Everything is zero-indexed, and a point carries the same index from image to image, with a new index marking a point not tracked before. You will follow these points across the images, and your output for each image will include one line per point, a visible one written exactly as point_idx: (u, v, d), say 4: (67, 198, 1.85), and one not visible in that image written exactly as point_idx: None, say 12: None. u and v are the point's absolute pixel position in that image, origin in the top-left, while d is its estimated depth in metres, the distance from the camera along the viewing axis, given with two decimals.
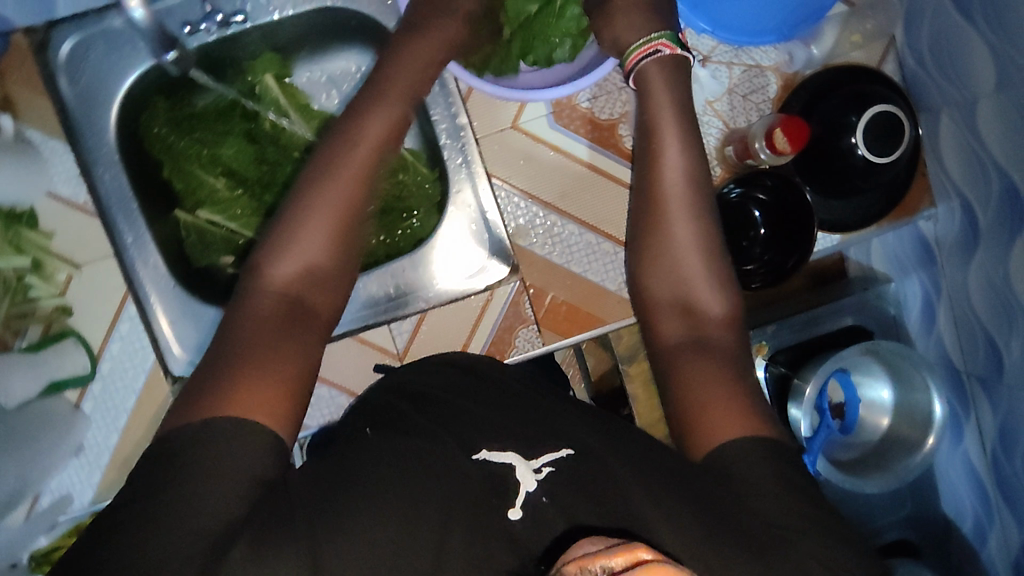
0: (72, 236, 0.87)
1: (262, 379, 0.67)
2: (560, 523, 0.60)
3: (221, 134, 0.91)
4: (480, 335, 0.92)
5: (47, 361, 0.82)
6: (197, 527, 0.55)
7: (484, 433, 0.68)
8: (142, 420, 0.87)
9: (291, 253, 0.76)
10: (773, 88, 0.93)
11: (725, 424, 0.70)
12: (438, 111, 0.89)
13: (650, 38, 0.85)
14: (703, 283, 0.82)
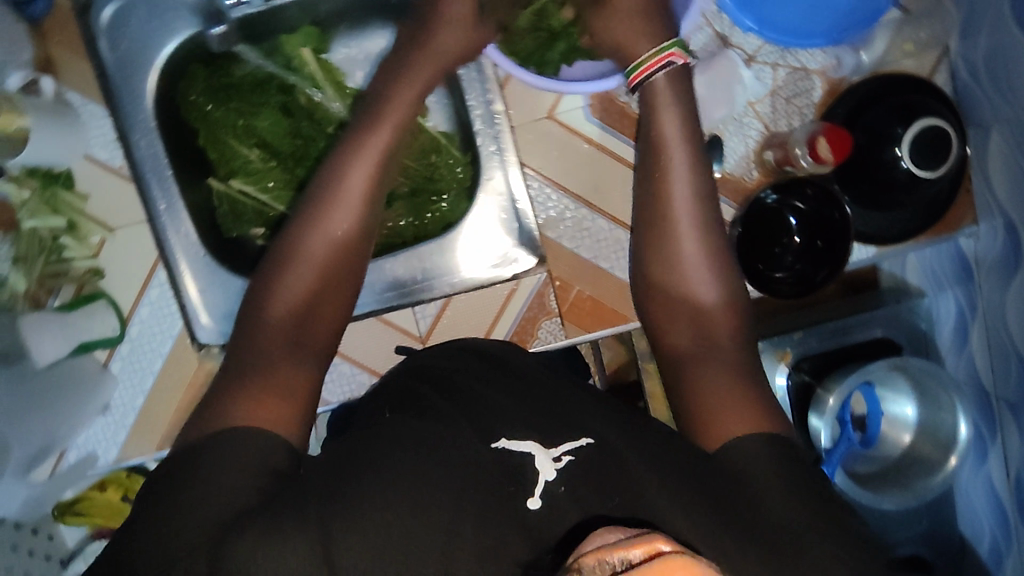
0: (106, 200, 0.88)
1: (271, 388, 0.69)
2: (574, 516, 0.57)
3: (257, 105, 0.91)
4: (504, 324, 0.92)
5: (75, 323, 0.82)
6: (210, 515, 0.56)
7: (504, 421, 0.67)
8: (168, 384, 0.89)
9: (288, 290, 0.74)
10: (818, 92, 0.90)
11: (738, 424, 0.69)
12: (473, 98, 0.90)
13: (661, 49, 0.80)
14: (714, 310, 0.78)
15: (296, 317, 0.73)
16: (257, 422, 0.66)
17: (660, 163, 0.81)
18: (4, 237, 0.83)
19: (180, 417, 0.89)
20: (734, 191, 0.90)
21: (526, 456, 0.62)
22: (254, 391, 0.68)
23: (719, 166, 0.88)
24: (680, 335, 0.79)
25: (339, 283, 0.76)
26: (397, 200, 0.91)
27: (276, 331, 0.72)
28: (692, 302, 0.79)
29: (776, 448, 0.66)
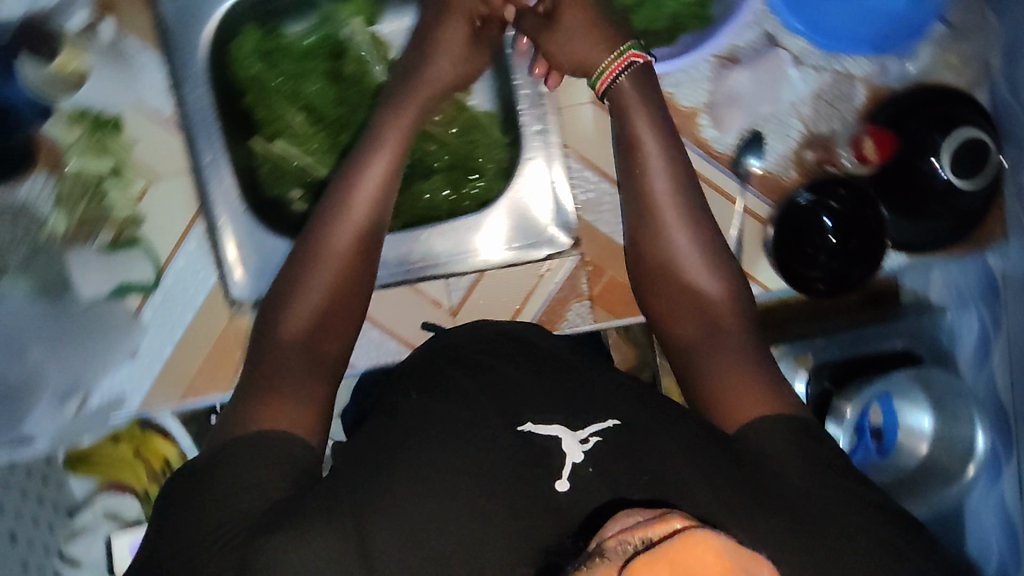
0: (153, 148, 0.88)
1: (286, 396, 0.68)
2: (605, 494, 0.57)
3: (303, 71, 0.91)
4: (534, 303, 0.94)
5: (120, 262, 0.87)
6: (237, 518, 0.57)
7: (533, 404, 0.66)
8: (200, 336, 0.90)
9: (295, 311, 0.72)
10: (860, 98, 0.91)
11: (754, 402, 0.67)
12: (519, 79, 0.92)
13: (620, 52, 0.81)
14: (718, 297, 0.75)
15: (305, 335, 0.72)
16: (274, 428, 0.65)
17: (643, 179, 0.79)
18: (50, 177, 0.85)
19: (209, 369, 0.90)
20: (773, 190, 0.91)
21: (553, 440, 0.61)
22: (265, 407, 0.67)
23: (757, 162, 0.90)
24: (685, 321, 0.76)
25: (342, 295, 0.74)
26: (436, 172, 0.93)
27: (283, 359, 0.70)
28: (695, 294, 0.76)
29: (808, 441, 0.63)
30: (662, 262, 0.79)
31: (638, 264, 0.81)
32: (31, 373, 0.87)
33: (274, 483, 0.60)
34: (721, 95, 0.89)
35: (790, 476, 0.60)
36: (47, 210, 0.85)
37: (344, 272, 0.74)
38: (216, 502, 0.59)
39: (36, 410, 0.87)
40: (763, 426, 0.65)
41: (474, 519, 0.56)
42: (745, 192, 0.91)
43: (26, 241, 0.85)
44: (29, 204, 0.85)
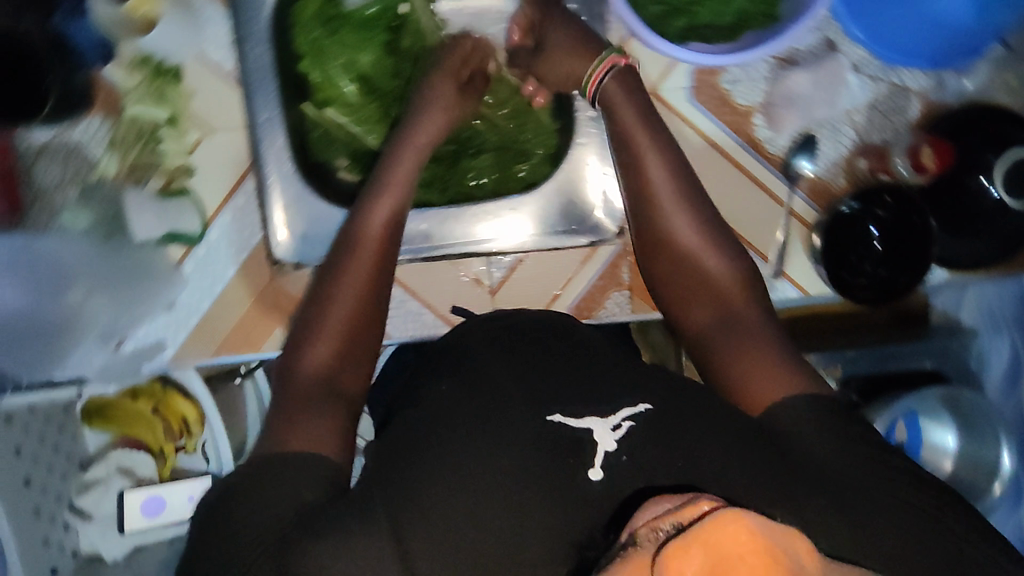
0: (210, 101, 0.89)
1: (311, 424, 0.67)
2: (636, 485, 0.56)
3: (360, 40, 0.90)
4: (573, 289, 0.95)
5: (168, 211, 0.86)
6: (270, 532, 0.57)
7: (573, 393, 0.64)
8: (240, 292, 0.90)
9: (316, 350, 0.72)
10: (914, 110, 0.91)
11: (777, 383, 0.66)
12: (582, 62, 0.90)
13: (603, 56, 0.83)
14: (723, 275, 0.75)
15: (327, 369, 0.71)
16: (298, 452, 0.64)
17: (650, 207, 0.79)
18: (106, 122, 0.85)
19: (245, 327, 0.90)
20: (820, 195, 0.92)
21: (584, 430, 0.60)
22: (290, 431, 0.66)
23: (808, 165, 0.91)
24: (699, 311, 0.75)
25: (362, 328, 0.74)
26: (485, 152, 0.95)
27: (305, 396, 0.69)
28: (704, 276, 0.75)
29: (861, 445, 0.61)
30: (673, 263, 0.77)
31: (651, 270, 0.80)
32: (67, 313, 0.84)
33: (305, 494, 0.61)
34: (776, 96, 0.90)
35: (834, 478, 0.58)
36: (100, 154, 0.86)
37: (362, 311, 0.74)
38: (240, 520, 0.59)
39: (70, 349, 0.86)
40: (799, 425, 0.63)
41: (507, 504, 0.56)
42: (793, 195, 0.92)
43: (75, 183, 0.85)
44: (82, 146, 0.85)
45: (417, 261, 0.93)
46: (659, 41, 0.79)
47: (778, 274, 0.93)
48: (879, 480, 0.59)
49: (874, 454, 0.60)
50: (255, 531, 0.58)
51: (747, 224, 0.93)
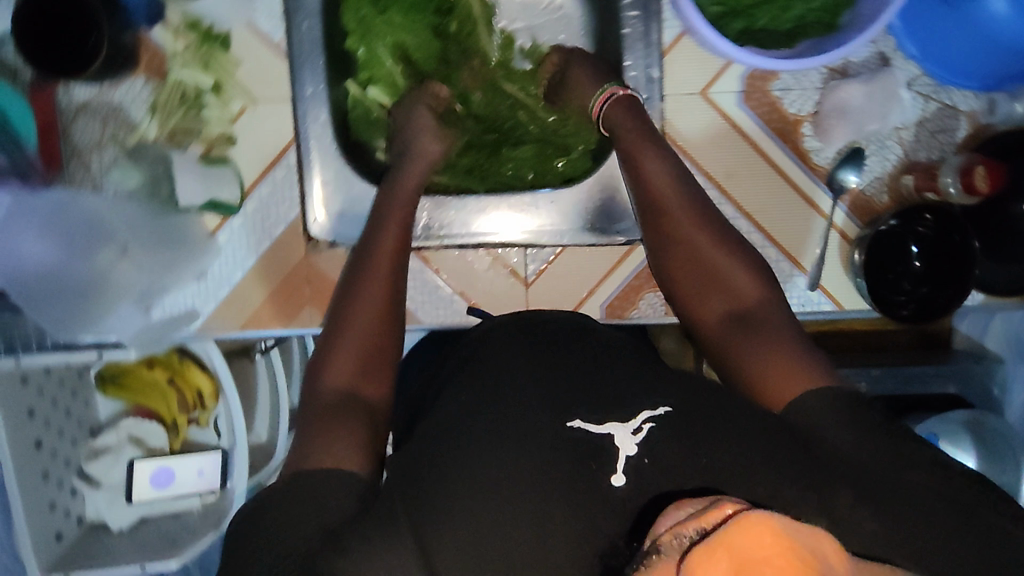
0: (256, 71, 0.87)
1: (335, 437, 0.66)
2: (661, 486, 0.56)
3: (411, 21, 0.91)
4: (607, 288, 0.94)
5: (209, 177, 0.84)
6: (300, 538, 0.58)
7: (614, 392, 0.64)
8: (273, 266, 0.89)
9: (340, 362, 0.73)
10: (961, 134, 0.90)
11: (793, 379, 0.67)
12: (631, 59, 0.89)
13: (605, 87, 0.86)
14: (735, 276, 0.75)
15: (352, 378, 0.72)
16: (328, 467, 0.64)
17: (659, 210, 0.80)
18: (149, 83, 0.84)
19: (274, 304, 0.89)
20: (862, 211, 0.91)
21: (604, 436, 0.60)
22: (319, 448, 0.66)
23: (854, 178, 0.90)
24: (713, 305, 0.75)
25: (382, 339, 0.75)
26: (525, 144, 0.95)
27: (328, 408, 0.69)
28: (717, 280, 0.75)
29: (901, 467, 0.60)
30: (684, 260, 0.78)
31: (663, 268, 0.80)
32: (96, 277, 0.81)
33: (336, 502, 0.61)
34: (829, 106, 0.88)
35: (879, 496, 0.57)
36: (141, 115, 0.84)
37: (384, 324, 0.75)
38: (278, 532, 0.59)
39: (99, 315, 0.83)
40: (832, 430, 0.62)
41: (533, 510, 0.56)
42: (836, 208, 0.91)
43: (113, 143, 0.84)
44: (123, 106, 0.84)
45: (454, 248, 0.93)
46: (717, 39, 0.78)
47: (816, 286, 0.92)
48: (925, 501, 0.57)
49: (922, 475, 0.58)
50: (286, 543, 0.58)
51: (785, 234, 0.92)
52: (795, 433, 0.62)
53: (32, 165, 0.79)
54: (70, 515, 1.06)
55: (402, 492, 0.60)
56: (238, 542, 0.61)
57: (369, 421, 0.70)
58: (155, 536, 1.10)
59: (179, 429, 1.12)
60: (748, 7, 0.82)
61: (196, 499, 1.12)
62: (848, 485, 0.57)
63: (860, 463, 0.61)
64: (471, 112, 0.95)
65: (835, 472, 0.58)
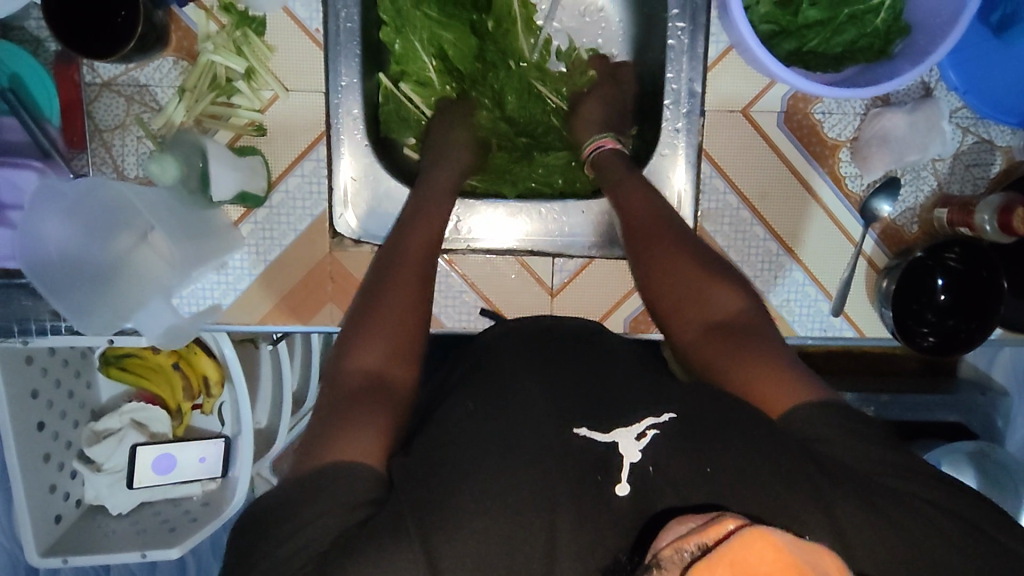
0: (292, 59, 0.83)
1: (364, 423, 0.62)
2: (666, 498, 0.56)
3: (448, 15, 0.90)
4: (632, 303, 0.92)
5: (243, 172, 0.81)
6: (312, 549, 0.55)
7: (642, 403, 0.64)
8: (300, 260, 0.86)
9: (353, 358, 0.68)
10: (996, 169, 0.90)
11: (781, 393, 0.65)
12: (673, 70, 0.87)
13: (595, 137, 0.89)
14: (718, 296, 0.73)
15: (364, 382, 0.66)
16: (345, 459, 0.59)
17: (641, 227, 0.79)
18: (179, 64, 0.81)
19: (297, 300, 0.87)
20: (891, 240, 0.91)
21: (610, 444, 0.60)
22: (337, 441, 0.61)
23: (887, 208, 0.89)
24: (693, 317, 0.73)
25: (398, 357, 0.69)
26: (554, 150, 0.96)
27: (348, 394, 0.65)
28: (703, 296, 0.73)
29: (935, 499, 0.58)
30: (663, 276, 0.76)
31: (644, 284, 0.78)
32: (119, 262, 0.76)
33: (359, 499, 0.57)
34: (869, 133, 0.87)
35: (909, 532, 0.56)
36: (168, 97, 0.81)
37: (401, 340, 0.69)
38: (288, 534, 0.56)
39: (124, 305, 0.78)
40: (836, 443, 0.61)
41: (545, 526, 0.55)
42: (866, 236, 0.90)
43: (138, 124, 0.81)
44: (149, 87, 0.81)
45: (480, 252, 0.91)
46: (769, 58, 0.75)
47: (839, 312, 0.92)
48: (954, 538, 0.56)
49: (960, 514, 0.58)
50: (296, 544, 0.55)
51: (816, 259, 0.91)
52: (824, 459, 0.60)
53: (54, 143, 0.78)
54: (70, 496, 1.04)
55: (411, 491, 0.56)
56: (245, 541, 0.58)
57: (396, 413, 0.65)
58: (154, 523, 1.08)
59: (183, 416, 1.10)
60: (801, 26, 0.80)
61: (196, 485, 1.10)
62: (880, 520, 0.55)
63: (887, 484, 0.59)
64: (504, 115, 0.94)
65: (868, 503, 0.56)
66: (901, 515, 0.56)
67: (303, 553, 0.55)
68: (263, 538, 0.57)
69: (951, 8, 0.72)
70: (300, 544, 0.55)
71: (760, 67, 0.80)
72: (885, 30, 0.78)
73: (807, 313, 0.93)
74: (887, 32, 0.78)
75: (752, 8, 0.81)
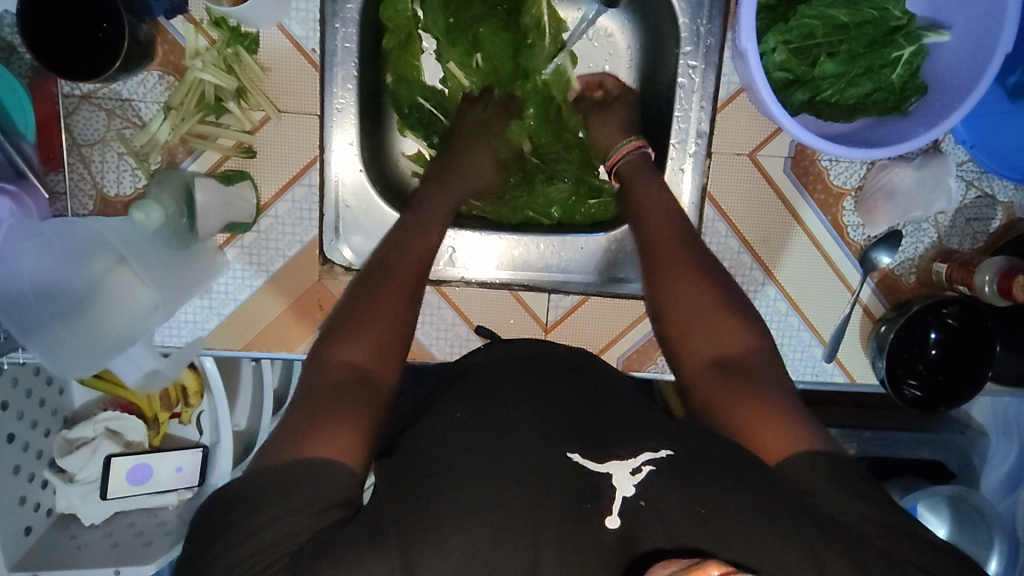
0: (285, 81, 0.80)
1: (337, 424, 0.59)
2: (652, 540, 0.52)
3: (478, 16, 0.87)
4: (625, 342, 0.91)
5: (229, 202, 0.78)
6: (286, 544, 0.52)
7: (641, 434, 0.60)
8: (287, 284, 0.83)
9: (336, 351, 0.65)
10: (996, 224, 0.89)
11: (783, 437, 0.61)
12: (682, 109, 0.85)
13: (629, 140, 0.85)
14: (729, 328, 0.70)
15: (349, 375, 0.63)
16: (323, 454, 0.57)
17: (660, 252, 0.75)
18: (165, 80, 0.77)
19: (280, 326, 0.84)
20: (889, 289, 0.90)
21: (603, 475, 0.55)
22: (311, 433, 0.58)
23: (887, 259, 0.89)
24: (698, 347, 0.70)
25: (384, 354, 0.66)
26: (559, 180, 0.92)
27: (331, 387, 0.62)
28: (715, 326, 0.70)
29: (929, 567, 0.54)
30: (679, 305, 0.72)
31: (656, 309, 0.74)
32: (86, 304, 0.71)
33: (328, 502, 0.54)
34: (874, 185, 0.86)
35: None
36: (152, 114, 0.78)
37: (387, 342, 0.66)
38: (247, 553, 0.52)
39: (101, 350, 0.75)
40: (830, 493, 0.57)
41: (526, 554, 0.51)
42: (864, 284, 0.90)
43: (119, 141, 0.77)
44: (132, 102, 0.77)
45: (473, 285, 0.90)
46: (784, 114, 0.72)
47: (832, 358, 0.91)
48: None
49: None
50: (258, 545, 0.52)
51: (812, 304, 0.90)
52: (823, 517, 0.56)
53: (28, 160, 0.75)
54: (40, 507, 1.00)
55: (395, 500, 0.54)
56: (198, 562, 0.54)
57: (376, 413, 0.62)
58: (127, 535, 1.06)
59: (160, 426, 1.09)
60: (817, 77, 0.77)
61: (171, 496, 1.08)
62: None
63: (874, 543, 0.55)
64: (524, 126, 0.90)
65: (851, 551, 0.53)
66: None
67: (268, 555, 0.51)
68: (221, 533, 0.53)
69: (969, 71, 0.72)
70: (263, 545, 0.52)
71: (762, 109, 0.77)
72: (898, 86, 0.77)
73: (799, 357, 0.92)
74: (900, 90, 0.77)
75: (768, 54, 0.78)
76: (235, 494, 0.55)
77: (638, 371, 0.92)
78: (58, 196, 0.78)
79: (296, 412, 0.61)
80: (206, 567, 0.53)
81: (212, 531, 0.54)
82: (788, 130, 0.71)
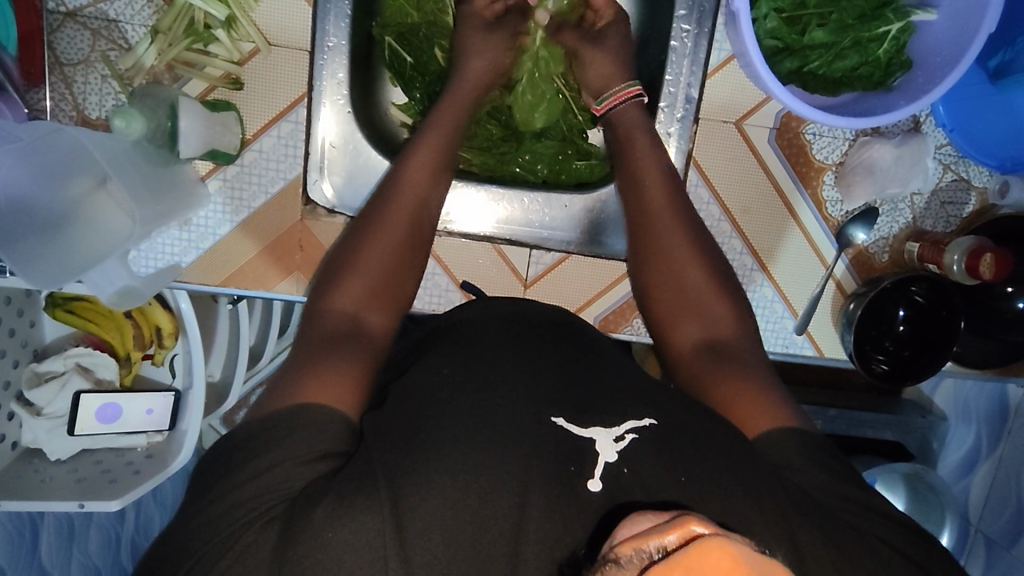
0: (278, 14, 0.79)
1: (336, 369, 0.61)
2: (636, 497, 0.52)
3: None
4: (604, 302, 0.93)
5: (212, 127, 0.77)
6: (282, 490, 0.52)
7: (621, 399, 0.61)
8: (268, 223, 0.83)
9: (330, 303, 0.66)
10: (969, 209, 0.91)
11: (762, 415, 0.63)
12: (672, 73, 0.86)
13: (627, 86, 0.82)
14: (715, 300, 0.72)
15: (344, 329, 0.65)
16: (317, 401, 0.57)
17: (642, 229, 0.75)
18: (153, 3, 0.77)
19: (261, 263, 0.84)
20: (862, 267, 0.92)
21: (587, 438, 0.57)
22: (310, 386, 0.59)
23: (862, 235, 0.91)
24: (688, 332, 0.71)
25: (377, 306, 0.67)
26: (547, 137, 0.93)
27: (326, 336, 0.64)
28: (703, 305, 0.72)
29: (899, 545, 0.56)
30: (661, 285, 0.74)
31: (642, 286, 0.76)
32: (76, 208, 0.71)
33: (322, 448, 0.55)
34: (854, 159, 0.88)
35: (868, 570, 0.53)
36: (139, 37, 0.78)
37: (384, 290, 0.68)
38: (235, 494, 0.53)
39: (84, 264, 0.74)
40: (805, 468, 0.58)
41: (514, 511, 0.52)
42: (839, 260, 0.92)
43: (103, 62, 0.77)
44: (119, 23, 0.77)
45: (457, 236, 0.90)
46: (772, 78, 0.72)
47: (802, 331, 0.93)
48: None
49: (919, 557, 0.56)
50: (251, 491, 0.52)
51: (788, 277, 0.92)
52: (799, 490, 0.57)
53: (10, 76, 0.74)
54: (5, 438, 0.99)
55: (383, 456, 0.53)
56: (195, 500, 0.55)
57: (371, 352, 0.64)
58: (94, 472, 1.04)
59: (132, 365, 1.07)
60: (806, 47, 0.79)
61: (141, 437, 1.07)
62: (845, 560, 0.52)
63: (837, 509, 0.57)
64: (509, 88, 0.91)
65: (826, 529, 0.54)
66: (861, 548, 0.54)
67: (263, 502, 0.52)
68: (218, 475, 0.55)
69: (952, 50, 0.74)
70: (258, 493, 0.52)
71: (756, 77, 0.77)
72: (883, 62, 0.78)
73: (772, 328, 0.93)
74: (882, 66, 0.78)
75: (760, 21, 0.81)
76: (230, 445, 0.57)
77: (615, 333, 0.93)
78: (38, 113, 0.77)
79: (286, 368, 0.62)
80: (202, 503, 0.54)
81: (215, 471, 0.56)
82: (775, 91, 0.72)
